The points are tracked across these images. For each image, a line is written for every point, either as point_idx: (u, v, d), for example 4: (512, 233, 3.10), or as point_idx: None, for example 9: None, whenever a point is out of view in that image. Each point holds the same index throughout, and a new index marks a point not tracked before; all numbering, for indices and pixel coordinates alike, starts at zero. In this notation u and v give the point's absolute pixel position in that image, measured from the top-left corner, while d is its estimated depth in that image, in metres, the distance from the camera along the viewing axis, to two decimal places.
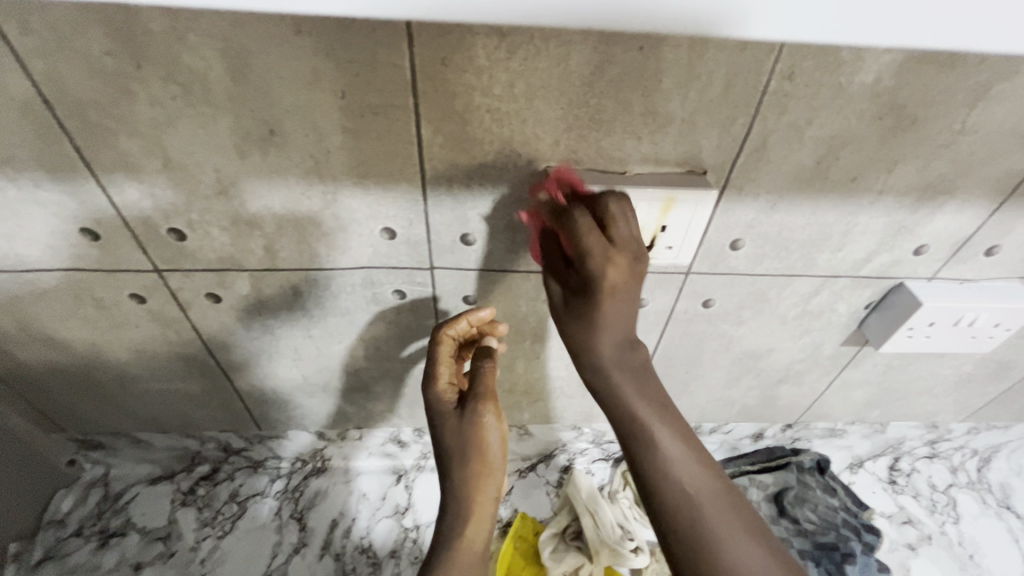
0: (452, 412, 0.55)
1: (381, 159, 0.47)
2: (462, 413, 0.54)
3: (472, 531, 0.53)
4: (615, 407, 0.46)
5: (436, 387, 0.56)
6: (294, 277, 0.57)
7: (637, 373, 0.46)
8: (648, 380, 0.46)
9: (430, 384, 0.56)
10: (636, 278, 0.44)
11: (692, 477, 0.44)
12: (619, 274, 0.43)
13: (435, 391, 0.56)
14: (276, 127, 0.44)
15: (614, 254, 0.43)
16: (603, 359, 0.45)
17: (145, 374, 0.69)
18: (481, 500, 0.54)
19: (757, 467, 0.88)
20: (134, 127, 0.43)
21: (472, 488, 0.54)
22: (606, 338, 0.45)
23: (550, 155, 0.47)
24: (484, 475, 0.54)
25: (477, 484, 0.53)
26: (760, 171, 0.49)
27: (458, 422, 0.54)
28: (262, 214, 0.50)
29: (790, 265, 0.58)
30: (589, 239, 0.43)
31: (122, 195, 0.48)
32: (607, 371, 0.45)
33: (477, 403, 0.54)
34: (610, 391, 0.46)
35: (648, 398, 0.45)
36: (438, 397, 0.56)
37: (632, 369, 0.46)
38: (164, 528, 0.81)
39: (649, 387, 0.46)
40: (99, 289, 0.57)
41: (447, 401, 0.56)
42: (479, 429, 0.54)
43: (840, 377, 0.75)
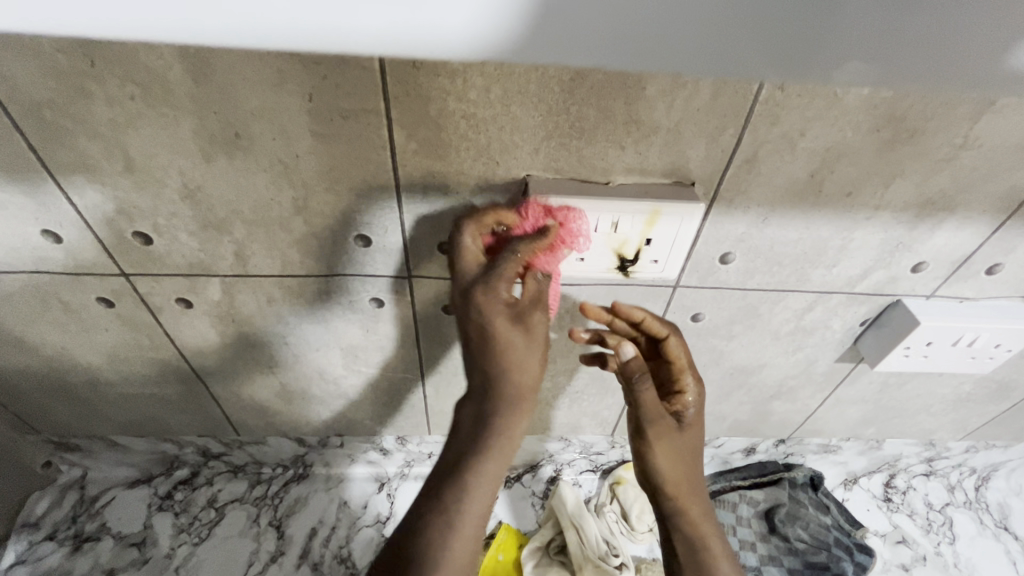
0: (507, 328, 0.43)
1: (353, 165, 0.45)
2: (513, 332, 0.43)
3: (495, 464, 0.44)
4: (674, 468, 0.58)
5: (489, 295, 0.42)
6: (267, 284, 0.55)
7: (690, 463, 0.59)
8: (693, 467, 0.59)
9: (483, 288, 0.42)
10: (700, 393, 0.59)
11: (711, 514, 0.60)
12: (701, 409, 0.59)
13: (489, 297, 0.42)
14: (242, 130, 0.42)
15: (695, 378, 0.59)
16: (669, 443, 0.57)
17: (119, 378, 0.67)
18: (517, 422, 0.44)
19: (749, 484, 0.86)
20: (93, 128, 0.41)
21: (508, 419, 0.44)
22: (672, 451, 0.57)
23: (531, 164, 0.45)
24: (523, 393, 0.44)
25: (520, 401, 0.44)
26: (750, 184, 0.46)
27: (518, 336, 0.43)
28: (230, 219, 0.48)
29: (783, 280, 0.56)
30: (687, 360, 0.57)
31: (84, 197, 0.46)
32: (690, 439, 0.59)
33: (529, 321, 0.44)
34: (690, 452, 0.59)
35: (685, 480, 0.58)
36: (491, 304, 0.42)
37: (685, 458, 0.58)
38: (140, 534, 0.79)
39: (693, 474, 0.59)
40: (66, 293, 0.55)
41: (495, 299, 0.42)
42: (528, 354, 0.44)
43: (835, 394, 0.73)
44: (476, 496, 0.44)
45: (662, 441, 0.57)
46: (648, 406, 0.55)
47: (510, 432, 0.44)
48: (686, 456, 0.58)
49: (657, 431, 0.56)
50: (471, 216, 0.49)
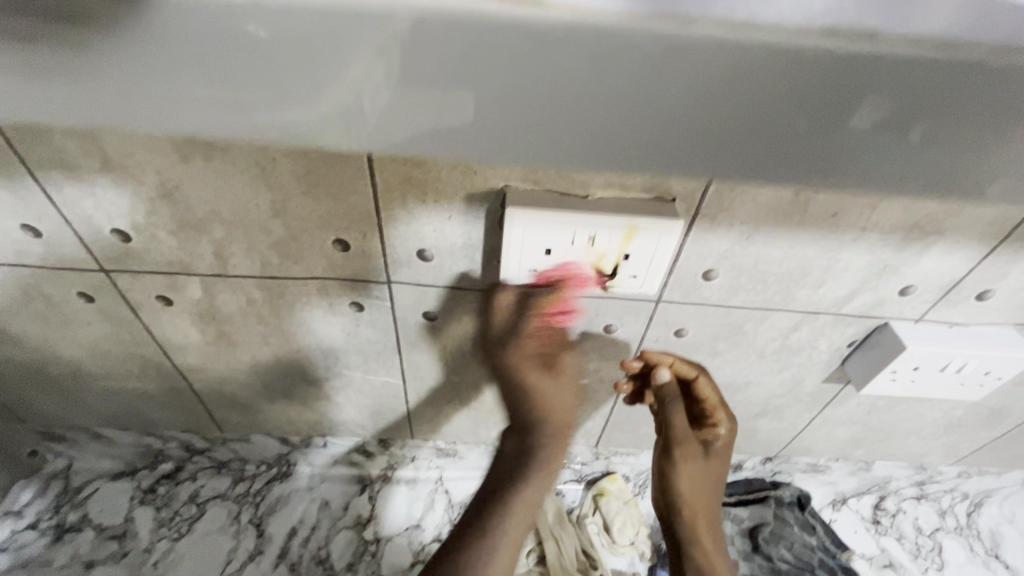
0: (534, 374, 0.51)
1: (330, 170, 0.44)
2: (542, 379, 0.52)
3: (534, 490, 0.52)
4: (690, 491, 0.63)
5: (518, 354, 0.51)
6: (247, 285, 0.55)
7: (710, 490, 0.64)
8: (712, 494, 0.65)
9: (512, 347, 0.51)
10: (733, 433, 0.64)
11: (717, 540, 0.65)
12: (729, 444, 0.64)
13: (520, 357, 0.51)
14: (218, 132, 0.42)
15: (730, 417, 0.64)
16: (693, 470, 0.63)
17: (102, 371, 0.67)
18: (555, 459, 0.53)
19: (735, 500, 0.85)
20: (70, 125, 0.41)
21: (545, 458, 0.52)
22: (693, 472, 0.63)
23: (509, 175, 0.44)
24: (562, 430, 0.53)
25: (560, 440, 0.53)
26: (732, 202, 0.46)
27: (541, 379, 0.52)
28: (209, 219, 0.48)
29: (767, 299, 0.55)
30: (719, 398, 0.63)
31: (63, 193, 0.46)
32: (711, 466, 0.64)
33: (554, 366, 0.52)
34: (709, 479, 0.64)
35: (701, 504, 0.63)
36: (523, 363, 0.51)
37: (706, 484, 0.63)
38: (121, 526, 0.80)
39: (711, 501, 0.64)
40: (47, 286, 0.55)
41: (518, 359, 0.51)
42: (561, 394, 0.52)
43: (823, 414, 0.72)
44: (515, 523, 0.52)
45: (688, 464, 0.62)
46: (680, 433, 0.61)
47: (546, 471, 0.52)
48: (707, 483, 0.64)
49: (684, 452, 0.62)
50: (449, 224, 0.48)
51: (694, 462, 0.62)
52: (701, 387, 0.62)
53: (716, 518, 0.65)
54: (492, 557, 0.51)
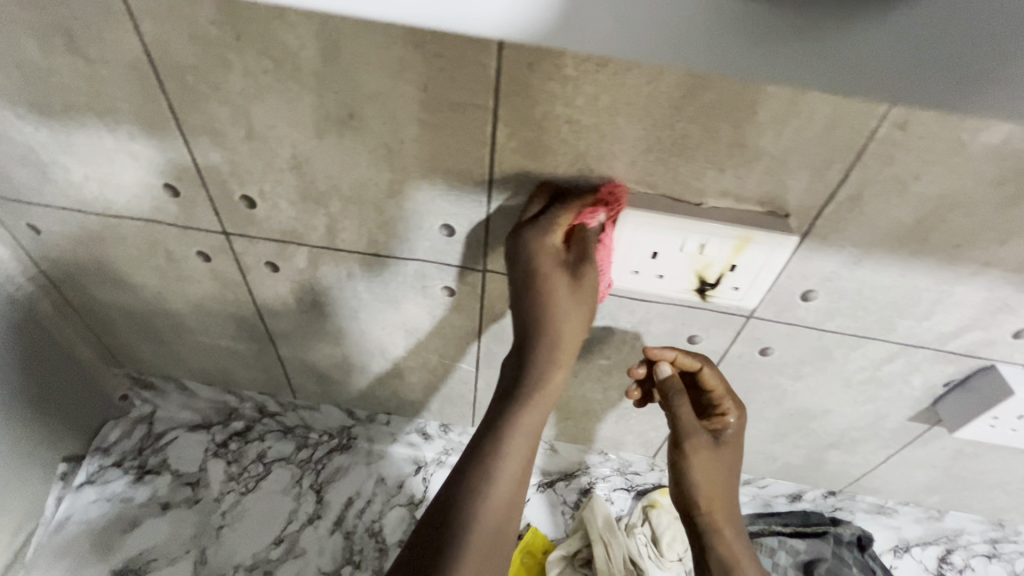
0: (559, 284, 0.43)
1: (452, 157, 0.46)
2: (563, 279, 0.43)
3: (529, 418, 0.44)
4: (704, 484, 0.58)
5: (544, 243, 0.43)
6: (349, 259, 0.58)
7: (726, 482, 0.60)
8: (730, 484, 0.60)
9: (538, 234, 0.44)
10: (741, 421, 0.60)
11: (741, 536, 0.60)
12: (740, 431, 0.60)
13: (541, 246, 0.43)
14: (356, 112, 0.44)
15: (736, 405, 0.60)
16: (706, 462, 0.58)
17: (200, 327, 0.72)
18: (544, 394, 0.45)
19: (791, 531, 0.83)
20: (226, 96, 0.45)
21: (542, 378, 0.44)
22: (706, 468, 0.58)
23: (625, 175, 0.45)
24: (563, 342, 0.44)
25: (556, 356, 0.44)
26: (849, 223, 0.45)
27: (567, 283, 0.43)
28: (329, 193, 0.51)
29: (865, 326, 0.53)
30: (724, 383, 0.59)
31: (205, 158, 0.50)
32: (725, 458, 0.59)
33: (580, 270, 0.43)
34: (722, 472, 0.59)
35: (719, 495, 0.60)
36: (544, 252, 0.43)
37: (721, 475, 0.59)
38: (195, 475, 0.85)
39: (729, 491, 0.61)
40: (171, 242, 0.60)
41: (547, 257, 0.43)
42: (568, 305, 0.44)
43: (901, 453, 0.69)
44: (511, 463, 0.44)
45: (701, 459, 0.58)
46: (687, 426, 0.56)
47: (544, 394, 0.45)
48: (722, 475, 0.59)
49: (694, 444, 0.57)
50: None
51: (706, 454, 0.58)
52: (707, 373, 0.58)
53: (735, 508, 0.61)
54: (481, 503, 0.43)
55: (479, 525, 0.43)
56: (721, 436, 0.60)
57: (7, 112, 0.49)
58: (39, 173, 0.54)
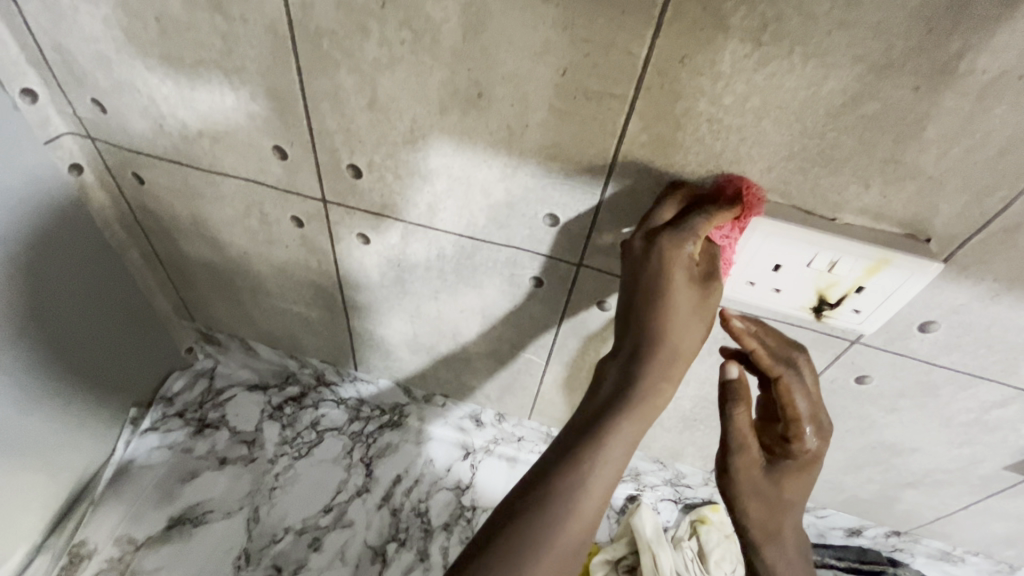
0: (688, 296, 0.40)
1: (574, 146, 0.45)
2: (689, 290, 0.40)
3: (632, 430, 0.38)
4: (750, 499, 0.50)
5: (680, 252, 0.40)
6: (443, 239, 0.57)
7: (781, 502, 0.50)
8: (788, 513, 0.51)
9: (675, 242, 0.40)
10: (822, 438, 0.50)
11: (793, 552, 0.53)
12: (817, 454, 0.50)
13: (678, 255, 0.40)
14: (485, 91, 0.43)
15: (818, 417, 0.49)
16: (750, 483, 0.50)
17: (278, 291, 0.73)
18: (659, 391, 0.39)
19: (846, 566, 0.80)
20: (357, 64, 0.44)
21: (650, 394, 0.39)
22: (753, 486, 0.50)
23: (757, 182, 0.43)
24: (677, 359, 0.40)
25: (668, 372, 0.39)
26: (996, 256, 0.42)
27: (697, 295, 0.40)
28: (438, 170, 0.50)
29: (983, 366, 0.50)
30: (803, 406, 0.48)
31: (321, 124, 0.50)
32: (781, 477, 0.49)
33: (707, 288, 0.41)
34: (776, 489, 0.50)
35: (769, 522, 0.51)
36: (680, 264, 0.40)
37: (772, 503, 0.50)
38: (251, 434, 0.87)
39: (788, 520, 0.52)
40: (268, 205, 0.60)
41: (680, 267, 0.40)
42: (688, 324, 0.40)
43: (985, 502, 0.65)
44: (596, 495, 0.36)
45: (749, 474, 0.49)
46: (737, 440, 0.49)
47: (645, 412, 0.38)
48: (775, 503, 0.50)
49: (744, 459, 0.49)
50: None
51: (754, 476, 0.49)
52: (782, 386, 0.48)
53: (794, 526, 0.52)
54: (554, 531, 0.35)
55: (560, 540, 0.35)
56: (782, 461, 0.50)
57: (137, 61, 0.50)
58: (155, 124, 0.55)
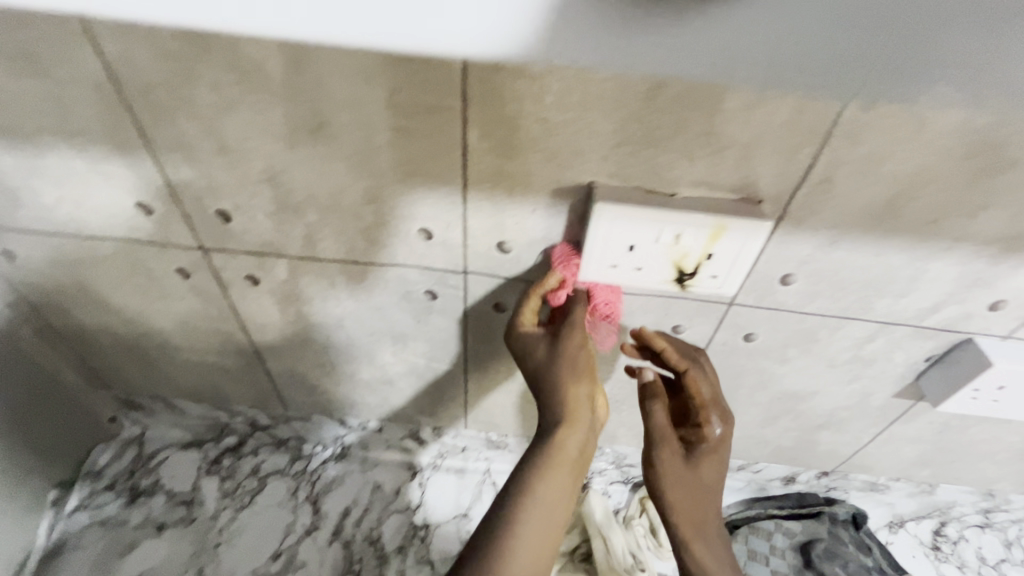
0: (538, 345, 0.52)
1: (425, 161, 0.46)
2: (547, 345, 0.51)
3: (548, 479, 0.48)
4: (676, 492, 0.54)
5: (523, 330, 0.53)
6: (330, 269, 0.58)
7: (703, 491, 0.54)
8: (710, 501, 0.55)
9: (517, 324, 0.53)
10: (728, 424, 0.56)
11: (715, 548, 0.55)
12: (726, 438, 0.55)
13: (521, 332, 0.53)
14: (326, 120, 0.44)
15: (719, 404, 0.55)
16: (679, 482, 0.54)
17: (185, 345, 0.71)
18: (564, 441, 0.49)
19: (787, 513, 0.84)
20: (195, 111, 0.44)
21: (554, 444, 0.49)
22: (679, 478, 0.53)
23: (598, 170, 0.45)
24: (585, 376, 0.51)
25: (561, 422, 0.50)
26: (822, 205, 0.45)
27: (553, 347, 0.51)
28: (305, 203, 0.51)
29: (845, 307, 0.54)
30: (706, 393, 0.54)
31: (177, 174, 0.50)
32: (699, 463, 0.54)
33: (565, 335, 0.51)
34: (697, 478, 0.54)
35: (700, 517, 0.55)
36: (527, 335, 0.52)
37: (701, 498, 0.54)
38: (189, 493, 0.84)
39: (711, 508, 0.55)
40: (150, 261, 0.59)
41: (534, 338, 0.52)
42: (564, 373, 0.50)
43: (889, 430, 0.70)
44: (530, 532, 0.45)
45: (673, 465, 0.53)
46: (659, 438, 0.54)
47: (560, 459, 0.49)
48: (697, 489, 0.54)
49: (666, 451, 0.53)
50: (532, 217, 0.50)
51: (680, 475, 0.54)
52: (689, 379, 0.54)
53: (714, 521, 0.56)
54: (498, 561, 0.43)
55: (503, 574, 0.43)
56: (697, 446, 0.55)
57: None
58: (9, 197, 0.53)
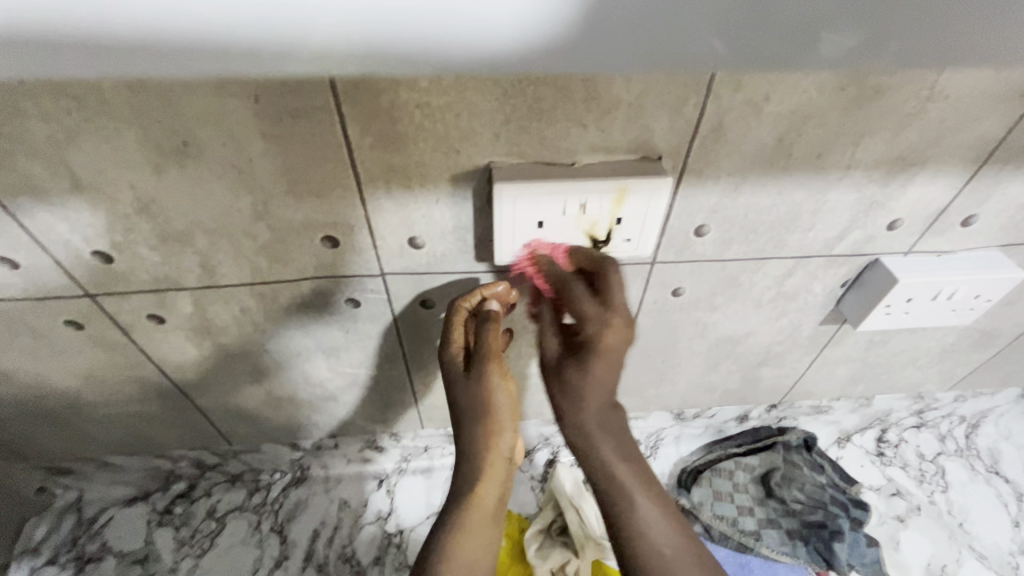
0: (455, 374, 0.50)
1: (309, 166, 0.43)
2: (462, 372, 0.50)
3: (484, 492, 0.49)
4: (573, 421, 0.50)
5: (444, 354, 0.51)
6: (238, 293, 0.54)
7: (603, 429, 0.50)
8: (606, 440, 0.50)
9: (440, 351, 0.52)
10: (626, 341, 0.48)
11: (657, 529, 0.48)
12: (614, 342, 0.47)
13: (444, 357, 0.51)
14: (189, 138, 0.40)
15: (612, 318, 0.47)
16: (585, 423, 0.49)
17: (101, 399, 0.66)
18: (491, 458, 0.49)
19: (744, 450, 0.88)
20: (32, 147, 0.40)
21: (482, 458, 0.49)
22: (587, 393, 0.49)
23: (491, 150, 0.43)
24: (495, 436, 0.49)
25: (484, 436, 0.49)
26: (718, 153, 0.45)
27: (467, 381, 0.49)
28: (191, 230, 0.47)
29: (760, 248, 0.55)
30: (589, 307, 0.47)
31: (35, 220, 0.45)
32: (597, 399, 0.49)
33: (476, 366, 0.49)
34: (591, 412, 0.49)
35: (628, 458, 0.50)
36: (449, 362, 0.51)
37: (613, 432, 0.50)
38: (142, 550, 0.80)
39: (619, 452, 0.50)
40: (33, 319, 0.54)
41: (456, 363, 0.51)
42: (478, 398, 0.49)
43: (822, 356, 0.73)
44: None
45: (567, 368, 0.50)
46: (552, 374, 0.51)
47: (474, 520, 0.49)
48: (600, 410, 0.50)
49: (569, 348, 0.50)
50: (437, 208, 0.48)
51: (588, 413, 0.49)
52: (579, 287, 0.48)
53: (661, 501, 0.50)
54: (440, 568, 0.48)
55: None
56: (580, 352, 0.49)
57: None
58: None
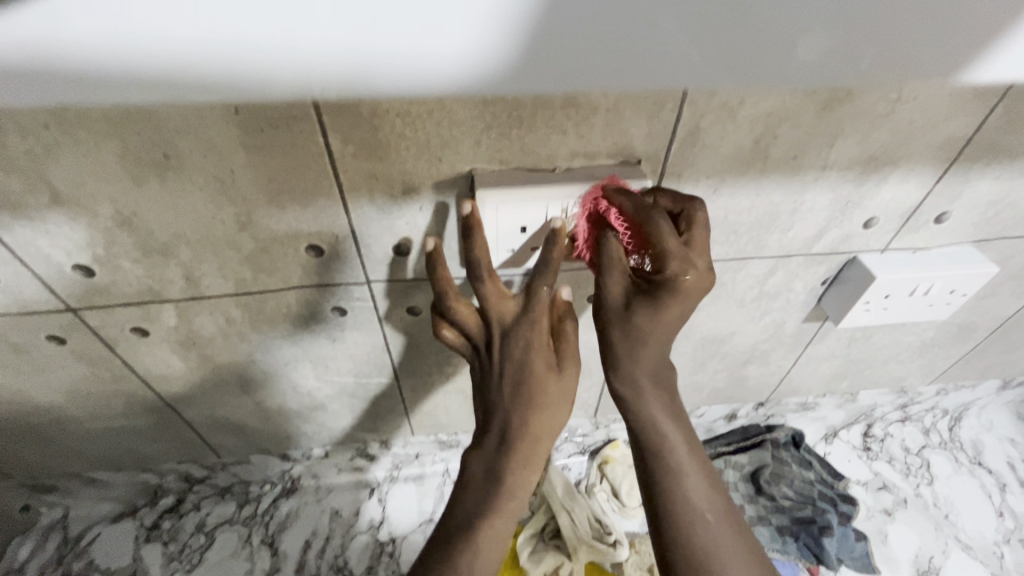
0: (541, 369, 0.42)
1: (292, 176, 0.44)
2: (546, 368, 0.42)
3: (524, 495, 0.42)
4: (625, 370, 0.41)
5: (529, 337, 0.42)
6: (223, 304, 0.54)
7: (662, 394, 0.42)
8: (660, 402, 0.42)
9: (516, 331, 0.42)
10: (706, 289, 0.41)
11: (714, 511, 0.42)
12: (697, 288, 0.40)
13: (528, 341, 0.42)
14: (171, 150, 0.41)
15: (696, 259, 0.40)
16: (640, 376, 0.41)
17: (86, 415, 0.65)
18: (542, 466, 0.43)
19: (733, 448, 0.88)
20: (10, 162, 0.39)
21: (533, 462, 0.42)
22: (655, 341, 0.41)
23: (473, 157, 0.44)
24: (536, 444, 0.41)
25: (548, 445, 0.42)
26: (696, 156, 0.46)
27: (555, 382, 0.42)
28: (174, 242, 0.47)
29: (741, 249, 0.56)
30: (668, 230, 0.40)
31: (15, 235, 0.44)
32: (656, 355, 0.41)
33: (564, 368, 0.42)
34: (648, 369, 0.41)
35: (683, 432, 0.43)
36: (538, 352, 0.42)
37: (666, 392, 0.43)
38: (130, 567, 0.78)
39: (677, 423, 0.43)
40: (14, 335, 0.53)
41: (537, 354, 0.42)
42: (559, 407, 0.42)
43: (806, 353, 0.75)
44: None
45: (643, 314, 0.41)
46: (619, 314, 0.41)
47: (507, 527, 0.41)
48: (661, 369, 0.42)
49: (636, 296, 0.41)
50: (421, 215, 0.48)
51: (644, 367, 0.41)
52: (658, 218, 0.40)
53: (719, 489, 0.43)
54: None
55: None
56: (647, 293, 0.40)
57: None
58: None
